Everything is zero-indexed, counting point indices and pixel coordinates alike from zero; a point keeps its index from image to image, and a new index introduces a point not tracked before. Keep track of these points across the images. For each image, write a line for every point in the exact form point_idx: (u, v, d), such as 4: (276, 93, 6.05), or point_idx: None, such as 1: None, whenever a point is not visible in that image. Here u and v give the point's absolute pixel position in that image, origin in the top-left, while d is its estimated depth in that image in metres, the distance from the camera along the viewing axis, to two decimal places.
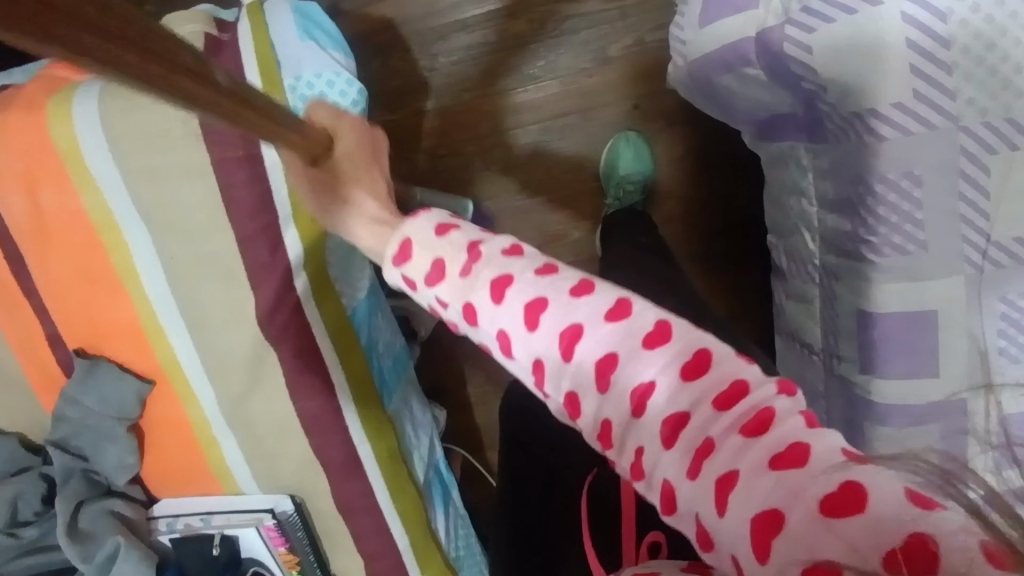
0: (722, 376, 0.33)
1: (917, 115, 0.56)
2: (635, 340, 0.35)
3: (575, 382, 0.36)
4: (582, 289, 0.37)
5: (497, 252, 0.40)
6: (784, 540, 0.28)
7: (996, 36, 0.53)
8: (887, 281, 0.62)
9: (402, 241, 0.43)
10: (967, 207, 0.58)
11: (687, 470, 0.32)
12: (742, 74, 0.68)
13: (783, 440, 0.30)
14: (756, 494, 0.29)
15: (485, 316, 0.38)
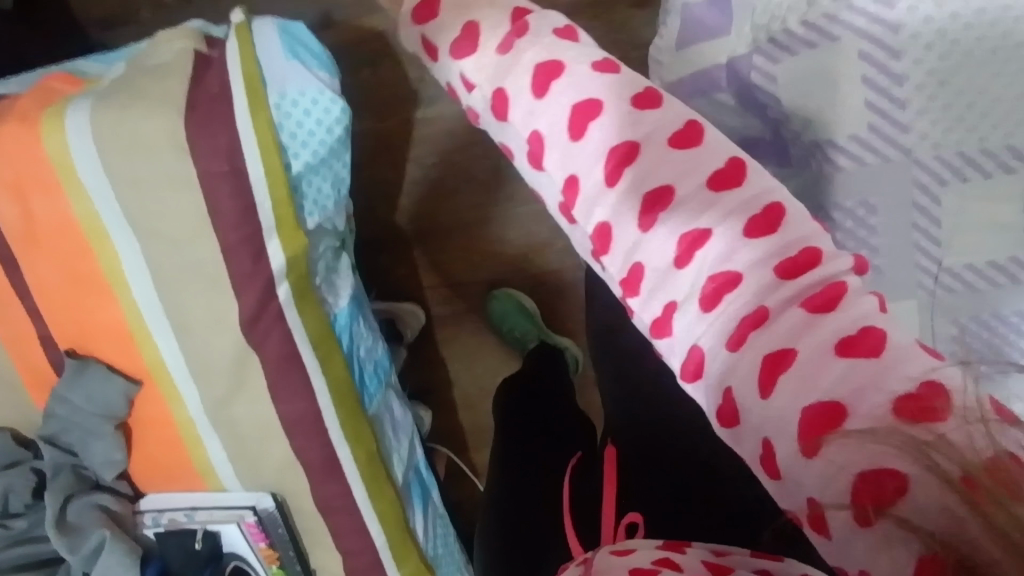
0: (796, 249, 0.43)
1: (872, 147, 0.58)
2: (737, 235, 0.44)
3: (643, 257, 0.47)
4: (663, 195, 0.47)
5: (609, 123, 0.51)
6: (875, 476, 0.35)
7: (953, 72, 0.55)
8: None
9: (499, 92, 0.56)
10: (920, 235, 0.60)
11: (733, 341, 0.41)
12: (713, 100, 0.70)
13: (870, 347, 0.38)
14: (822, 390, 0.37)
15: (620, 231, 0.48)
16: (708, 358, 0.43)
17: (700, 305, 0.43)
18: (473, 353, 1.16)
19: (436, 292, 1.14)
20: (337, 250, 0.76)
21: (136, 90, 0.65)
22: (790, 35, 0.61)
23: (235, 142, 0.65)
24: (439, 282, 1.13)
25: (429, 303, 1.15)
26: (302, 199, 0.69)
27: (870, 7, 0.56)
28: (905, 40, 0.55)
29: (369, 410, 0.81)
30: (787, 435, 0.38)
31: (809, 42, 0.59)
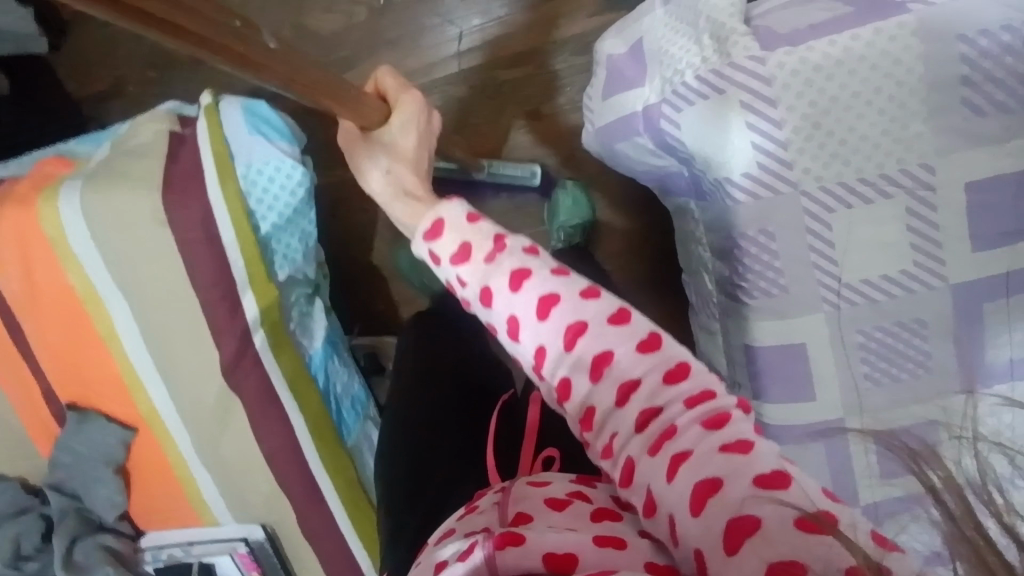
0: (670, 357, 0.45)
1: (764, 183, 0.65)
2: (603, 320, 0.47)
3: (570, 369, 0.47)
4: (560, 272, 0.50)
5: (518, 248, 0.51)
6: (718, 498, 0.37)
7: (823, 115, 0.63)
8: (761, 320, 0.73)
9: (437, 220, 0.53)
10: (818, 257, 0.68)
11: (649, 447, 0.42)
12: (635, 144, 0.78)
13: (731, 435, 0.40)
14: (704, 467, 0.39)
15: (504, 300, 0.49)
16: (601, 421, 0.45)
17: (590, 376, 0.46)
18: None
19: None
20: (310, 296, 0.83)
21: (121, 172, 0.73)
22: (690, 87, 0.68)
23: (207, 212, 0.73)
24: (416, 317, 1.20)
25: None
26: (273, 255, 0.78)
27: (747, 63, 0.64)
28: (778, 90, 0.63)
29: (348, 440, 0.87)
30: (654, 470, 0.41)
31: (703, 93, 0.67)
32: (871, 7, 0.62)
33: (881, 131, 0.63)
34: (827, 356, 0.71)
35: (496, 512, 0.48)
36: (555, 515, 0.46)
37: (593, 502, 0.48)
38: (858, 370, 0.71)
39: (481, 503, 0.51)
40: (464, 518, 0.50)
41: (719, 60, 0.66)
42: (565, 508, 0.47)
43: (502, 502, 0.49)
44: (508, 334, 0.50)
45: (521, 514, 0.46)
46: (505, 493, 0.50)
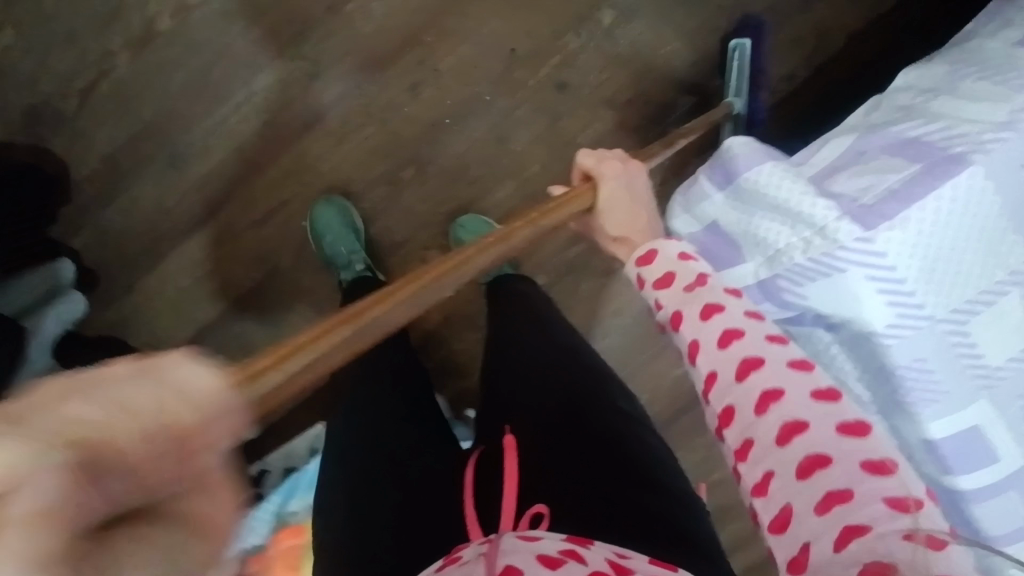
0: (878, 452, 0.46)
1: (905, 325, 0.76)
2: (808, 398, 0.50)
3: (753, 428, 0.51)
4: (824, 395, 0.50)
5: (762, 340, 0.55)
6: (846, 508, 0.44)
7: (936, 260, 0.74)
8: (932, 418, 0.80)
9: (668, 271, 0.64)
10: (966, 358, 0.78)
11: (817, 509, 0.45)
12: (759, 309, 0.88)
13: (898, 488, 0.44)
14: (862, 513, 0.43)
15: (692, 327, 0.59)
16: (776, 486, 0.48)
17: (777, 437, 0.49)
18: None
19: None
20: None
21: None
22: (801, 267, 0.80)
23: None
24: None
25: None
26: None
27: (857, 244, 0.75)
28: (893, 257, 0.74)
29: None
30: (801, 490, 0.46)
31: (821, 272, 0.78)
32: (936, 164, 0.74)
33: (984, 253, 0.74)
34: (997, 426, 0.79)
35: (481, 562, 0.50)
36: (544, 572, 0.48)
37: (587, 565, 0.50)
38: None
39: (464, 553, 0.54)
40: (448, 569, 0.53)
41: (826, 243, 0.77)
42: (558, 566, 0.49)
43: (486, 554, 0.51)
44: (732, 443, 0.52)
45: (508, 566, 0.48)
46: (489, 544, 0.53)
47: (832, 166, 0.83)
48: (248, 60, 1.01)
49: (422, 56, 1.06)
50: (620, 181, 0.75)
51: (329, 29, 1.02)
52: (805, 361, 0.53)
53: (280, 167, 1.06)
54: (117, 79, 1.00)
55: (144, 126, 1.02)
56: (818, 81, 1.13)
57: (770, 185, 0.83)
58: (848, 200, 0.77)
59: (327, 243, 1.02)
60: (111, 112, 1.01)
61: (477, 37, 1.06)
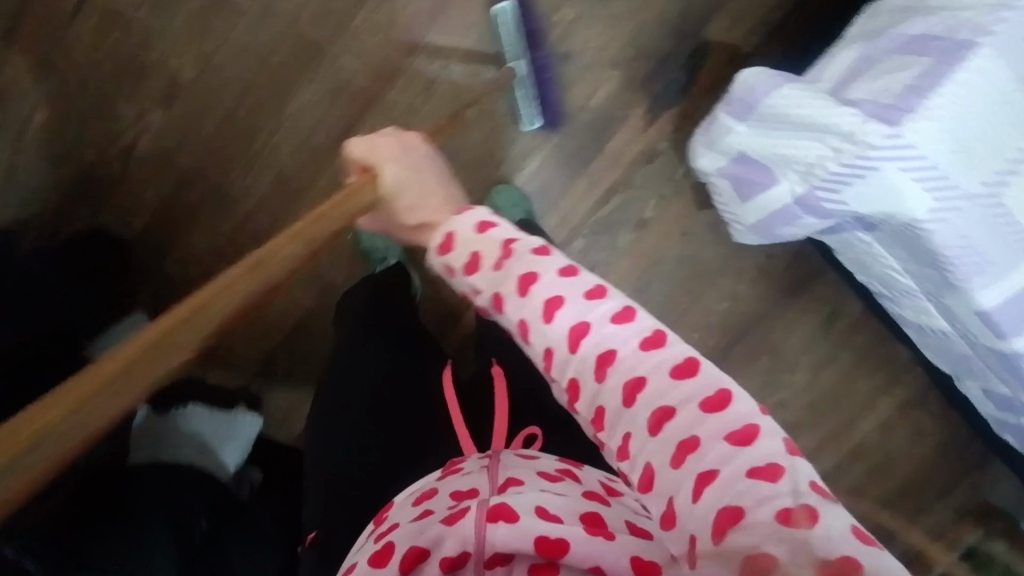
0: (710, 388, 0.52)
1: (946, 208, 0.81)
2: (648, 359, 0.55)
3: (604, 395, 0.55)
4: (652, 345, 0.56)
5: (586, 301, 0.58)
6: (717, 490, 0.48)
7: (963, 142, 0.79)
8: (985, 290, 0.87)
9: (466, 237, 0.65)
10: (1009, 227, 0.83)
11: (673, 461, 0.50)
12: (800, 223, 0.94)
13: (763, 460, 0.48)
14: (706, 458, 0.49)
15: (516, 306, 0.60)
16: (636, 448, 0.52)
17: (624, 399, 0.54)
18: None
19: None
20: None
21: None
22: (837, 174, 0.84)
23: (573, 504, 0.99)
24: None
25: None
26: None
27: (887, 141, 0.79)
28: (923, 146, 0.79)
29: None
30: (681, 476, 0.49)
31: (857, 175, 0.82)
32: (948, 53, 0.79)
33: (1007, 126, 0.80)
34: None
35: (485, 474, 0.56)
36: (544, 483, 0.55)
37: (581, 483, 0.57)
38: None
39: (466, 465, 0.60)
40: (449, 477, 0.58)
41: (856, 147, 0.81)
42: (556, 480, 0.56)
43: (490, 466, 0.57)
44: (583, 405, 0.57)
45: (510, 479, 0.55)
46: (491, 458, 0.59)
47: (845, 77, 0.88)
48: (268, 92, 1.05)
49: (430, 55, 1.09)
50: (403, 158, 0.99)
51: (338, 49, 1.06)
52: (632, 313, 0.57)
53: (318, 188, 1.10)
54: (152, 135, 1.05)
55: (184, 174, 1.07)
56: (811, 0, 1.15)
57: (792, 105, 0.88)
58: (869, 103, 0.82)
59: (365, 239, 1.10)
60: (153, 166, 1.06)
61: (477, 26, 1.11)
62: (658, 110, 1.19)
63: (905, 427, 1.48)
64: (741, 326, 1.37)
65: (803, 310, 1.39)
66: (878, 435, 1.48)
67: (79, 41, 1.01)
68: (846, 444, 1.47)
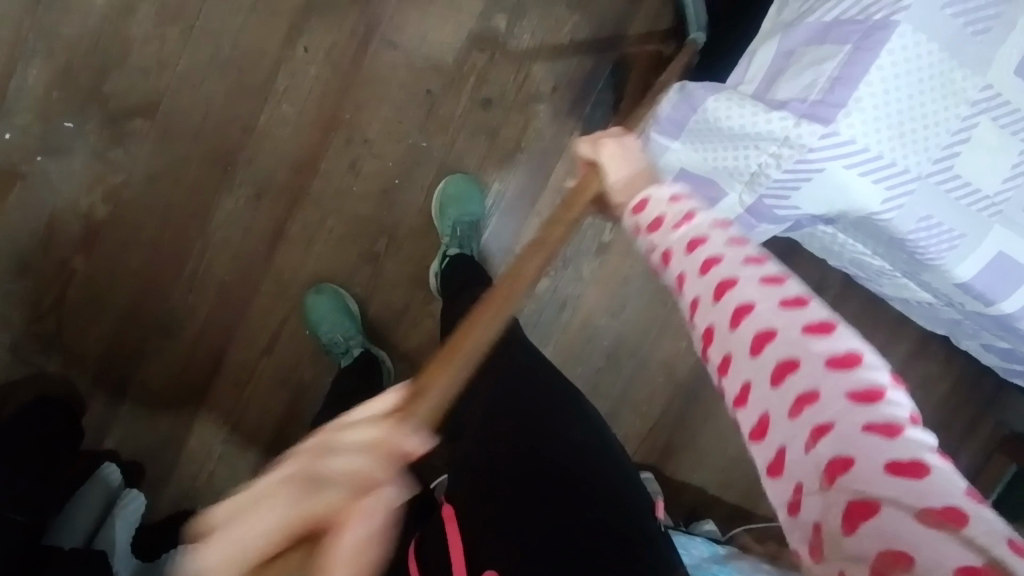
0: (854, 353, 0.39)
1: (899, 194, 0.77)
2: (791, 316, 0.41)
3: (727, 348, 0.43)
4: (791, 301, 0.42)
5: (731, 251, 0.46)
6: (852, 478, 0.35)
7: (903, 124, 0.75)
8: (958, 262, 0.84)
9: (630, 179, 0.55)
10: (965, 197, 0.80)
11: (806, 442, 0.38)
12: (757, 231, 0.90)
13: (911, 456, 0.34)
14: (849, 437, 0.36)
15: (665, 240, 0.49)
16: (760, 414, 0.40)
17: (750, 355, 0.41)
18: (695, 457, 1.35)
19: (640, 449, 1.34)
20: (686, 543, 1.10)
21: None
22: (781, 180, 0.81)
23: None
24: (636, 439, 1.34)
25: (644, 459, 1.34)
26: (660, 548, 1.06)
27: (824, 141, 0.75)
28: (862, 138, 0.74)
29: None
30: (802, 445, 0.38)
31: (802, 178, 0.79)
32: (863, 37, 0.74)
33: (944, 98, 0.75)
34: (1016, 243, 0.83)
35: None
36: None
37: None
38: None
39: None
40: None
41: (794, 151, 0.78)
42: None
43: None
44: (710, 361, 0.44)
45: None
46: None
47: (769, 75, 0.84)
48: (192, 209, 1.01)
49: (348, 133, 1.04)
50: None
51: (252, 147, 1.01)
52: (773, 269, 0.44)
53: (267, 292, 1.06)
54: (81, 281, 1.00)
55: (125, 312, 1.03)
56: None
57: (722, 116, 0.84)
58: (798, 102, 0.78)
59: (322, 332, 1.04)
60: (91, 313, 1.02)
61: (389, 91, 1.04)
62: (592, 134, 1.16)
63: (911, 379, 1.47)
64: None
65: None
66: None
67: None
68: None
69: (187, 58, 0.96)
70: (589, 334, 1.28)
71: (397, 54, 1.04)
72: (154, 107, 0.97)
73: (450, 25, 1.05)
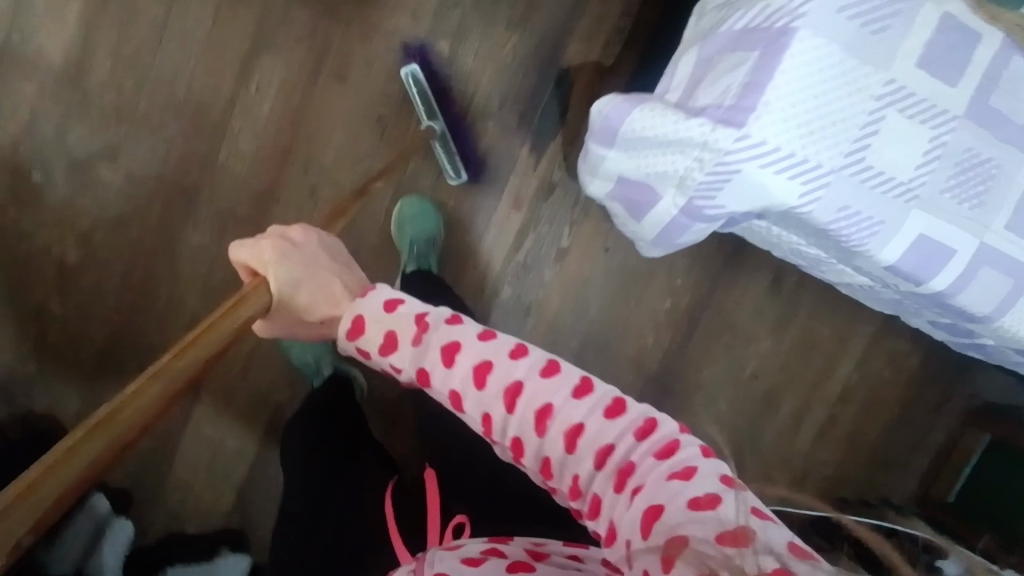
0: (635, 417, 0.57)
1: (815, 188, 0.81)
2: (590, 410, 0.57)
3: (542, 450, 0.58)
4: (582, 390, 0.59)
5: (523, 361, 0.61)
6: (664, 521, 0.49)
7: (813, 122, 0.79)
8: (883, 247, 0.88)
9: (357, 319, 0.70)
10: (881, 186, 0.84)
11: (623, 499, 0.53)
12: (694, 230, 0.94)
13: (698, 488, 0.50)
14: (655, 485, 0.52)
15: (443, 376, 0.63)
16: (584, 484, 0.56)
17: (564, 446, 0.57)
18: None
19: None
20: None
21: None
22: (707, 182, 0.84)
23: None
24: None
25: None
26: None
27: (738, 145, 0.79)
28: (774, 139, 0.79)
29: None
30: (625, 504, 0.52)
31: (724, 180, 0.82)
32: (768, 44, 0.78)
33: (850, 94, 0.79)
34: (935, 224, 0.88)
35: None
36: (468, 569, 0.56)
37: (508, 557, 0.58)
38: (960, 210, 0.88)
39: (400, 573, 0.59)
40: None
41: (714, 154, 0.82)
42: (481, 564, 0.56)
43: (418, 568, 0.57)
44: (531, 459, 0.59)
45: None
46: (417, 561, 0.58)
47: (691, 82, 0.88)
48: (159, 245, 1.06)
49: (304, 161, 1.09)
50: (280, 258, 0.80)
51: (212, 183, 1.06)
52: (554, 365, 0.60)
53: None
54: (57, 322, 1.06)
55: (101, 349, 1.08)
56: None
57: (649, 125, 0.89)
58: (715, 108, 0.82)
59: (294, 355, 1.13)
60: (68, 352, 1.07)
61: (342, 121, 1.09)
62: (542, 143, 1.20)
63: (882, 357, 1.49)
64: (689, 317, 1.38)
65: (746, 280, 1.40)
66: (858, 373, 1.48)
67: None
68: (830, 393, 1.48)
69: (143, 104, 1.01)
70: (556, 337, 1.31)
71: (346, 85, 1.08)
72: (114, 153, 1.02)
73: (396, 51, 1.08)
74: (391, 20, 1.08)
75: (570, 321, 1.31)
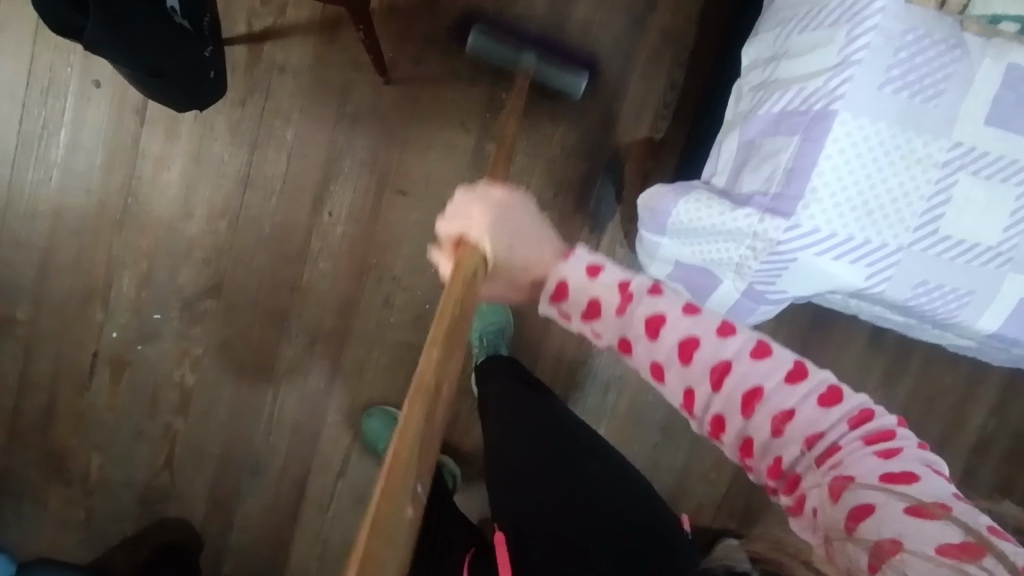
0: (848, 405, 0.52)
1: (883, 267, 0.76)
2: (809, 399, 0.52)
3: (742, 422, 0.54)
4: (796, 375, 0.53)
5: (732, 344, 0.56)
6: (855, 497, 0.47)
7: (867, 203, 0.75)
8: (978, 317, 0.80)
9: (561, 282, 0.65)
10: (964, 256, 0.77)
11: (828, 493, 0.48)
12: (760, 311, 0.85)
13: (898, 467, 0.48)
14: (859, 468, 0.48)
15: (669, 361, 0.58)
16: (770, 455, 0.52)
17: (768, 427, 0.52)
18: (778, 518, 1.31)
19: (719, 516, 1.31)
20: None
21: None
22: (763, 270, 0.79)
23: None
24: (714, 508, 1.31)
25: (724, 525, 1.31)
26: None
27: (789, 233, 0.75)
28: (827, 226, 0.75)
29: None
30: (822, 477, 0.49)
31: (781, 268, 0.77)
32: (807, 128, 0.75)
33: (907, 169, 0.75)
34: None
35: None
36: None
37: None
38: None
39: None
40: None
41: (766, 243, 0.77)
42: None
43: None
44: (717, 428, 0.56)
45: None
46: None
47: (735, 166, 0.83)
48: (260, 364, 1.18)
49: (377, 272, 1.16)
50: (498, 225, 0.66)
51: (300, 305, 1.17)
52: (765, 348, 0.55)
53: (333, 423, 1.19)
54: (183, 439, 1.19)
55: (220, 459, 1.20)
56: (698, 65, 1.14)
57: (694, 212, 0.83)
58: (760, 196, 0.78)
59: (381, 449, 1.15)
60: (193, 464, 1.20)
61: (407, 234, 1.15)
62: (601, 226, 1.18)
63: None
64: None
65: (845, 331, 1.26)
66: (997, 422, 1.30)
67: (99, 394, 1.18)
68: (965, 444, 1.30)
69: (237, 243, 1.15)
70: (639, 411, 1.28)
71: (408, 200, 1.14)
72: (217, 288, 1.16)
73: (450, 162, 1.14)
74: (443, 134, 1.14)
75: (653, 393, 1.27)
